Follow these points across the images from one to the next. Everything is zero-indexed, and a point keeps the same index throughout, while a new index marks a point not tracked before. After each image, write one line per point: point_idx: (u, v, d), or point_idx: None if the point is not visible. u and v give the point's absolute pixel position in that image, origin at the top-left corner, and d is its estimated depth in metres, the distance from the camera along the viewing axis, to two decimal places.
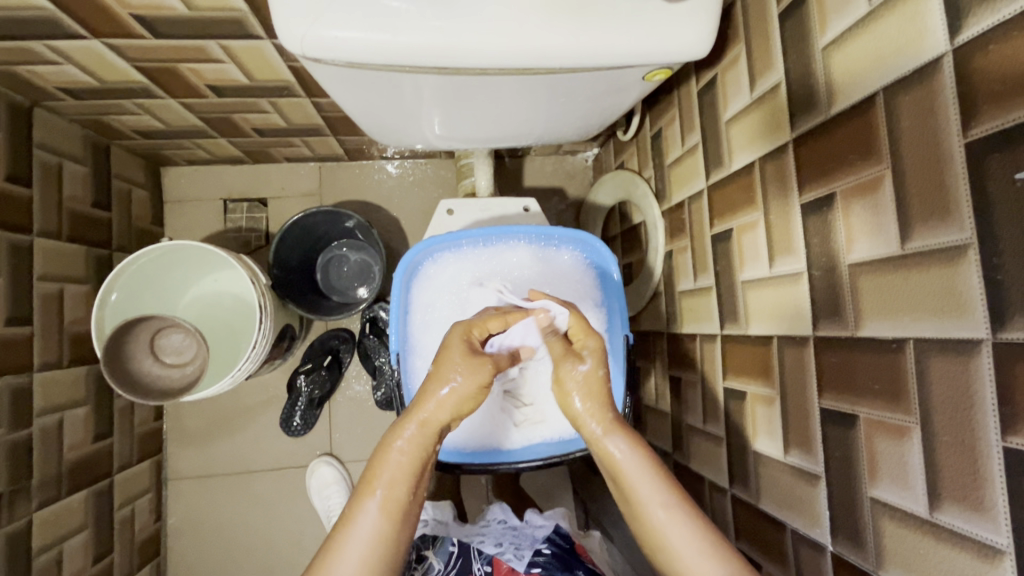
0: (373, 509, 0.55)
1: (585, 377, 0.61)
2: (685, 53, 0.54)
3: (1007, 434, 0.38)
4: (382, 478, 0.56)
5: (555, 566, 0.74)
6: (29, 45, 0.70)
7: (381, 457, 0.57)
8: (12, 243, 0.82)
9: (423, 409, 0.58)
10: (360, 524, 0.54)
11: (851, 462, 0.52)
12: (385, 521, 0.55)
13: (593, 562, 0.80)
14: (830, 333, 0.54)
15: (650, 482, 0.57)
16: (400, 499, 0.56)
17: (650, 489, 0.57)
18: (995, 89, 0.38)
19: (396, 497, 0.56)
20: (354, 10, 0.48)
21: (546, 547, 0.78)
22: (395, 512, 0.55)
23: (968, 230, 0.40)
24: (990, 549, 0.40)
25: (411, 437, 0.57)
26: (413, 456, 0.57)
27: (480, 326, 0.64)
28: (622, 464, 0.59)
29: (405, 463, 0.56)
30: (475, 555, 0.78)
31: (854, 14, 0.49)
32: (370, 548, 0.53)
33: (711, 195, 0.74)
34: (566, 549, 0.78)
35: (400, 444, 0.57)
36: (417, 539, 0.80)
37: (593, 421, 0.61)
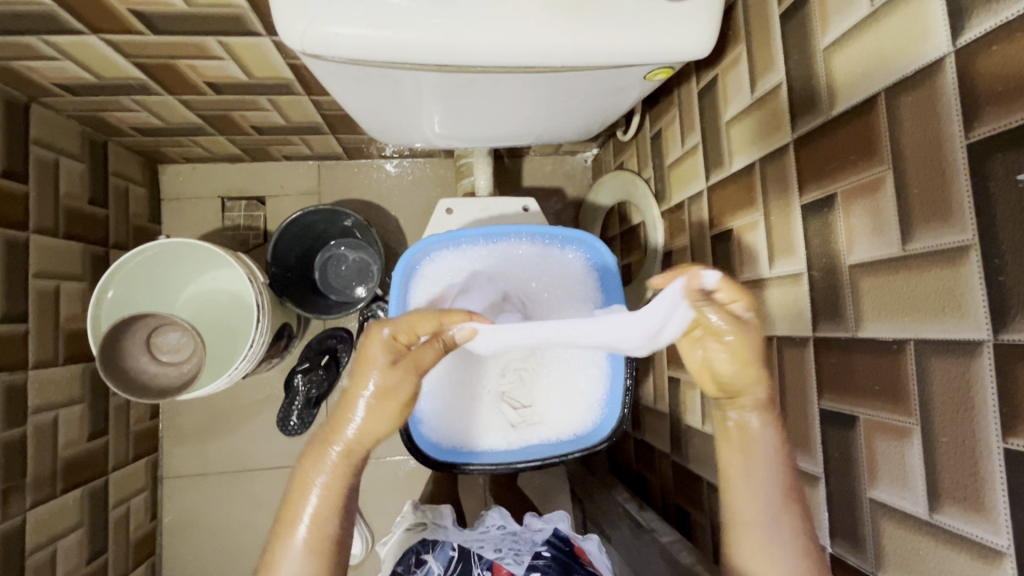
0: (293, 552, 0.55)
1: (736, 347, 0.56)
2: (687, 52, 0.54)
3: (1007, 435, 0.38)
4: (303, 518, 0.57)
5: (554, 571, 0.74)
6: (26, 40, 0.69)
7: (298, 497, 0.58)
8: (7, 240, 0.82)
9: (339, 441, 0.58)
10: (282, 569, 0.55)
11: (850, 463, 0.52)
12: (308, 560, 0.55)
13: (593, 565, 0.79)
14: (830, 334, 0.54)
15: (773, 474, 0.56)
16: (326, 534, 0.56)
17: (771, 474, 0.56)
18: (998, 90, 0.38)
19: (319, 533, 0.56)
20: (355, 7, 0.48)
21: (545, 551, 0.78)
22: (320, 550, 0.56)
23: (969, 231, 0.40)
24: (989, 550, 0.40)
25: (330, 470, 0.58)
26: (332, 489, 0.57)
27: (407, 330, 0.58)
28: (751, 443, 0.57)
29: (325, 498, 0.57)
30: (475, 559, 0.77)
31: (856, 15, 0.49)
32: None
33: (711, 196, 0.74)
34: (565, 551, 0.78)
35: (318, 479, 0.57)
36: (416, 544, 0.80)
37: (753, 389, 0.57)
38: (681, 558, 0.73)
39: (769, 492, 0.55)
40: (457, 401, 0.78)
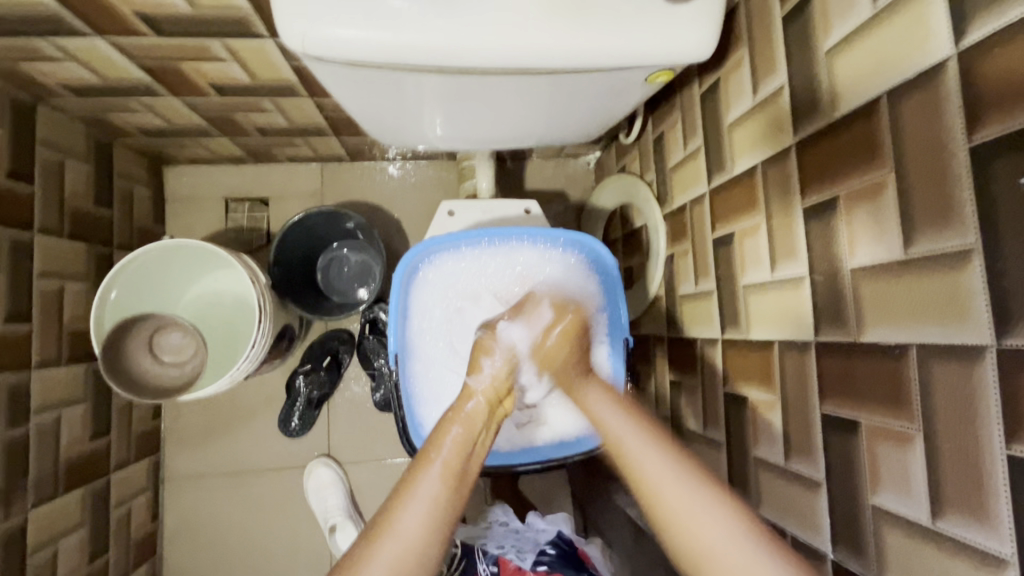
0: (417, 504, 0.56)
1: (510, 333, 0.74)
2: (689, 54, 0.54)
3: (1011, 442, 0.37)
4: (427, 477, 0.58)
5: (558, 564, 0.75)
6: (33, 42, 0.70)
7: (427, 454, 0.60)
8: (13, 240, 0.82)
9: (461, 417, 0.64)
10: (405, 517, 0.55)
11: (852, 469, 0.51)
12: (443, 490, 0.58)
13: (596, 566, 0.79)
14: (832, 338, 0.53)
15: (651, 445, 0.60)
16: (444, 494, 0.58)
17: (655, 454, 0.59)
18: (1000, 92, 0.37)
19: (452, 465, 0.60)
20: (356, 9, 0.48)
21: (549, 548, 0.78)
22: (437, 509, 0.57)
23: (972, 235, 0.40)
24: (992, 559, 0.39)
25: (456, 438, 0.62)
26: (456, 455, 0.61)
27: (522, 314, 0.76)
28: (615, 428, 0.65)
29: (450, 464, 0.60)
30: (480, 555, 0.79)
31: (858, 19, 0.49)
32: (411, 541, 0.54)
33: (713, 199, 0.74)
34: (568, 550, 0.79)
35: (445, 443, 0.61)
36: None
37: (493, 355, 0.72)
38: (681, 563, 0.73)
39: (637, 439, 0.61)
40: None
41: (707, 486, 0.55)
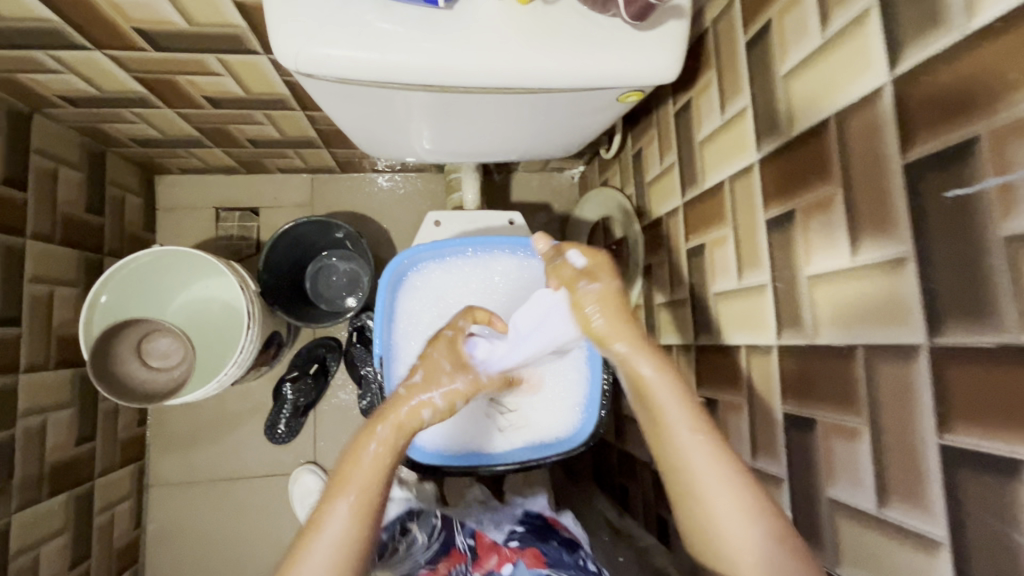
0: (324, 546, 0.52)
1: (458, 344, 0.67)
2: (656, 75, 0.58)
3: (943, 432, 0.41)
4: (335, 516, 0.54)
5: (530, 538, 0.73)
6: (33, 55, 0.73)
7: (334, 488, 0.55)
8: (5, 246, 0.84)
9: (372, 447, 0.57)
10: (310, 563, 0.51)
11: (810, 464, 0.55)
12: (354, 525, 0.54)
13: (569, 531, 0.80)
14: (791, 341, 0.57)
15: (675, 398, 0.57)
16: (355, 533, 0.53)
17: (705, 466, 0.55)
18: (928, 115, 0.41)
19: (368, 498, 0.55)
20: (346, 29, 0.51)
21: (521, 526, 0.77)
22: (349, 546, 0.53)
23: (906, 243, 0.43)
24: (929, 541, 0.42)
25: (370, 465, 0.56)
26: (365, 492, 0.55)
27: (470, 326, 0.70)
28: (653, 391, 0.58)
29: (359, 497, 0.55)
30: (458, 529, 0.78)
31: (810, 46, 0.53)
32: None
33: (686, 212, 0.77)
34: (539, 524, 0.78)
35: (351, 483, 0.55)
36: (402, 512, 0.81)
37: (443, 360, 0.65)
38: (654, 560, 0.78)
39: (676, 412, 0.57)
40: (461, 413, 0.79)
41: (739, 481, 0.54)
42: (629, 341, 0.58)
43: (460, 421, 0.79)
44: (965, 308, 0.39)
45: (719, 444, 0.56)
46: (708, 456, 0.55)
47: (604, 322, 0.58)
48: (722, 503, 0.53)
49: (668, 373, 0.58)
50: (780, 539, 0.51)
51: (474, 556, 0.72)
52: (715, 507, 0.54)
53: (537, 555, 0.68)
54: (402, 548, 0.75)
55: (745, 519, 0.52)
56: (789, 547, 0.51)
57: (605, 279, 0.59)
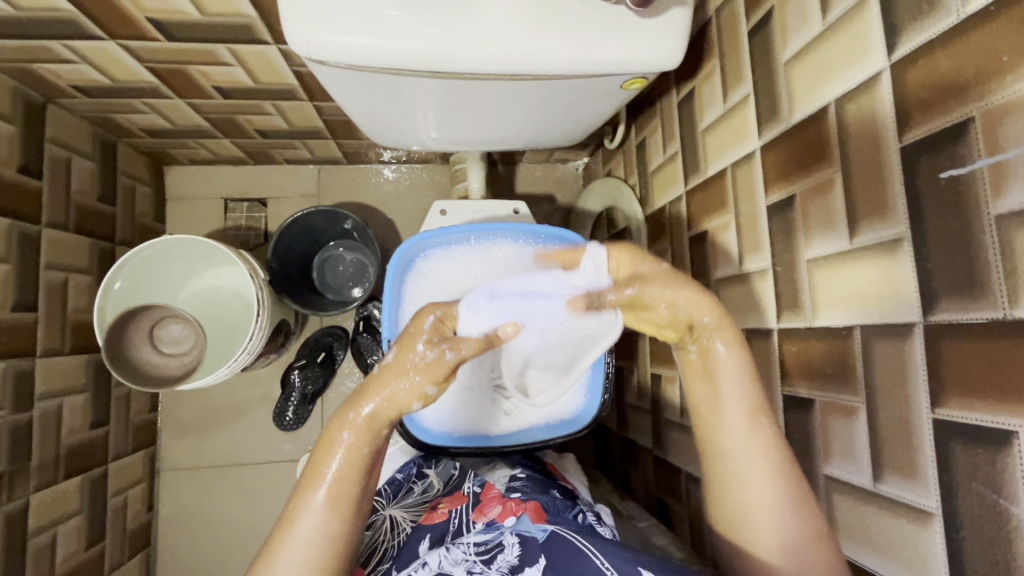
0: (299, 538, 0.55)
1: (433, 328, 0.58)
2: (659, 62, 0.59)
3: (936, 407, 0.42)
4: (309, 509, 0.56)
5: (530, 490, 0.72)
6: (48, 44, 0.74)
7: (310, 484, 0.56)
8: (22, 233, 0.86)
9: (341, 448, 0.56)
10: (286, 556, 0.54)
11: (808, 443, 0.56)
12: (328, 517, 0.56)
13: (567, 482, 0.82)
14: (791, 324, 0.58)
15: (737, 394, 0.56)
16: (329, 529, 0.56)
17: (750, 456, 0.54)
18: (922, 98, 0.42)
19: (342, 493, 0.56)
20: (356, 17, 0.53)
21: (521, 474, 0.76)
22: (324, 539, 0.56)
23: (902, 224, 0.45)
24: (921, 513, 0.44)
25: (340, 465, 0.56)
26: (339, 491, 0.56)
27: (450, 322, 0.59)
28: (717, 367, 0.57)
29: (332, 494, 0.56)
30: (469, 478, 0.78)
31: (810, 32, 0.54)
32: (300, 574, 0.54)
33: (690, 199, 0.79)
34: (538, 474, 0.78)
35: (326, 480, 0.56)
36: (421, 458, 0.86)
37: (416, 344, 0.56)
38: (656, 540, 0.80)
39: (734, 416, 0.56)
40: (467, 399, 0.81)
41: (779, 474, 0.53)
42: (716, 313, 0.56)
43: (466, 404, 0.80)
44: (958, 286, 0.40)
45: (773, 440, 0.55)
46: (757, 454, 0.54)
47: (674, 310, 0.56)
48: (757, 495, 0.53)
49: (741, 359, 0.57)
50: (799, 532, 0.52)
51: (477, 502, 0.70)
52: (744, 498, 0.54)
53: (541, 510, 0.66)
54: (416, 489, 0.80)
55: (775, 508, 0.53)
56: (789, 521, 0.52)
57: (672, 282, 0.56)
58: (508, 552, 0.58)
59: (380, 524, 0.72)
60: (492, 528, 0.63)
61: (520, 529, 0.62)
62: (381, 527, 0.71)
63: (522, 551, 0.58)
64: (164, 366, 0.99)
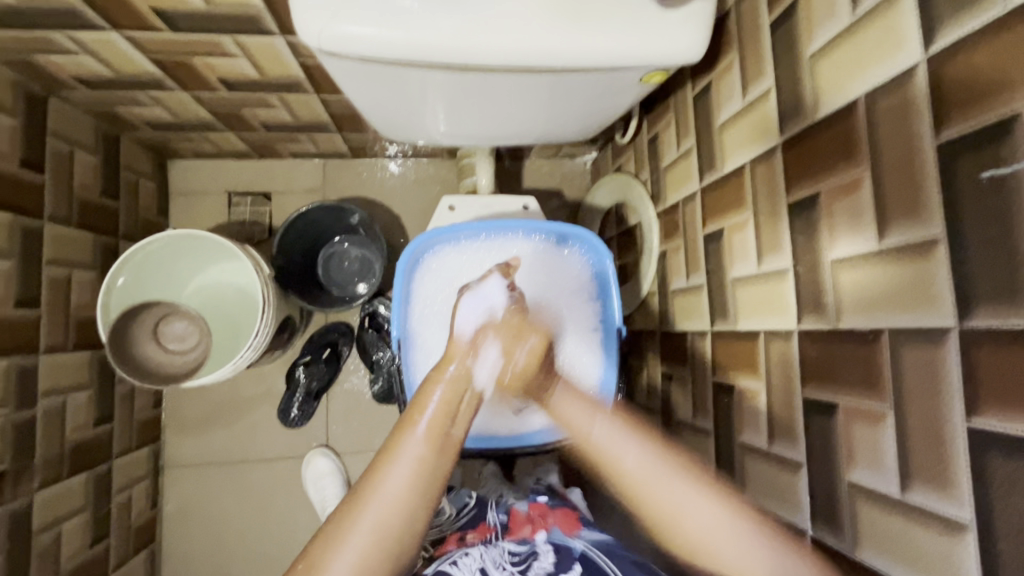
0: (403, 461, 0.59)
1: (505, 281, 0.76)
2: (680, 56, 0.57)
3: (972, 415, 0.41)
4: (411, 439, 0.61)
5: (555, 505, 0.75)
6: (50, 35, 0.72)
7: (412, 417, 0.62)
8: (24, 228, 0.84)
9: (442, 382, 0.65)
10: (389, 477, 0.58)
11: (829, 450, 0.55)
12: (427, 450, 0.60)
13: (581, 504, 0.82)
14: (813, 326, 0.56)
15: (622, 437, 0.66)
16: (426, 459, 0.60)
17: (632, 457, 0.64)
18: (962, 94, 0.41)
19: (439, 426, 0.62)
20: (369, 8, 0.51)
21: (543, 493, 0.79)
22: (422, 469, 0.59)
23: (937, 225, 0.43)
24: (953, 524, 0.42)
25: (438, 402, 0.64)
26: (441, 416, 0.63)
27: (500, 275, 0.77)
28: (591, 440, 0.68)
29: (431, 429, 0.61)
30: (489, 505, 0.77)
31: (839, 25, 0.52)
32: (396, 501, 0.57)
33: (704, 197, 0.77)
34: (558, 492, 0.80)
35: (428, 411, 0.63)
36: None
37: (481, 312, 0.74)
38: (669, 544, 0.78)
39: (631, 456, 0.64)
40: None
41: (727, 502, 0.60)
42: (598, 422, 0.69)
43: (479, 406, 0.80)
44: (998, 291, 0.39)
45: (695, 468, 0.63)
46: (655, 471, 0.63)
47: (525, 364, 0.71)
48: (702, 523, 0.59)
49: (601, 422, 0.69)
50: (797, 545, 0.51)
51: (505, 527, 0.70)
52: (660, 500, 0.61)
53: (570, 517, 0.70)
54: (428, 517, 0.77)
55: (717, 526, 0.58)
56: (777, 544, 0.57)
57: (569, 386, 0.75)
58: (544, 557, 0.60)
59: None
60: (525, 540, 0.64)
61: (553, 538, 0.64)
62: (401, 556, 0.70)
63: (557, 557, 0.60)
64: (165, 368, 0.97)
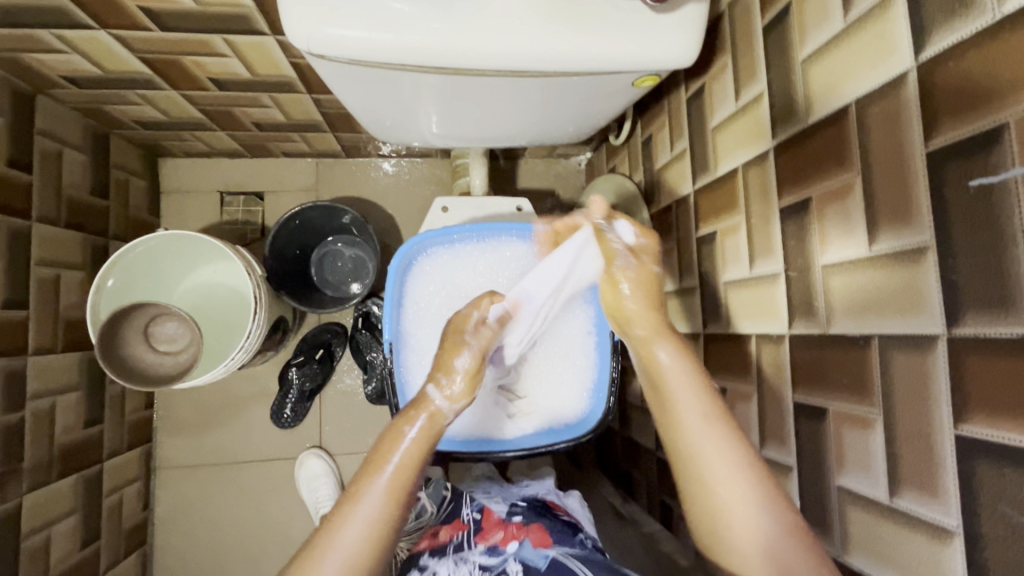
0: (359, 518, 0.55)
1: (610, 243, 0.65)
2: (672, 60, 0.57)
3: (959, 422, 0.41)
4: (371, 493, 0.57)
5: (533, 514, 0.71)
6: (37, 34, 0.72)
7: (375, 465, 0.58)
8: (11, 229, 0.84)
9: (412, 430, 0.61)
10: (345, 533, 0.55)
11: (820, 454, 0.55)
12: (386, 505, 0.57)
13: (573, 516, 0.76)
14: (804, 330, 0.56)
15: (707, 433, 0.56)
16: (387, 514, 0.56)
17: (694, 416, 0.58)
18: (952, 101, 0.41)
19: (402, 480, 0.58)
20: (359, 11, 0.51)
21: (522, 502, 0.74)
22: (379, 525, 0.56)
23: (927, 232, 0.43)
24: (941, 530, 0.43)
25: (405, 453, 0.59)
26: (405, 470, 0.59)
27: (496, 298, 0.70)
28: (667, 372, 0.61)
29: (394, 483, 0.58)
30: (467, 501, 0.76)
31: (830, 30, 0.52)
32: (351, 560, 0.53)
33: (697, 199, 0.77)
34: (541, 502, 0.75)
35: (393, 460, 0.59)
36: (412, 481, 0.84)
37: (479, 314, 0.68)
38: (661, 546, 0.80)
39: (720, 454, 0.55)
40: None
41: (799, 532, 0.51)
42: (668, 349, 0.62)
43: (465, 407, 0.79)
44: (986, 299, 0.39)
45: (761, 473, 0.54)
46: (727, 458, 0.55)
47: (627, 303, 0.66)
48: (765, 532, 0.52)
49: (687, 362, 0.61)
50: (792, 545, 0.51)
51: (478, 528, 0.69)
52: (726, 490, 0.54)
53: (545, 533, 0.66)
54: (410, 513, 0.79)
55: (785, 537, 0.51)
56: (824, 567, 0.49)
57: (675, 341, 0.62)
58: None
59: None
60: (496, 551, 0.64)
61: (523, 556, 0.62)
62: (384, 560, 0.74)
63: None
64: (153, 368, 0.95)
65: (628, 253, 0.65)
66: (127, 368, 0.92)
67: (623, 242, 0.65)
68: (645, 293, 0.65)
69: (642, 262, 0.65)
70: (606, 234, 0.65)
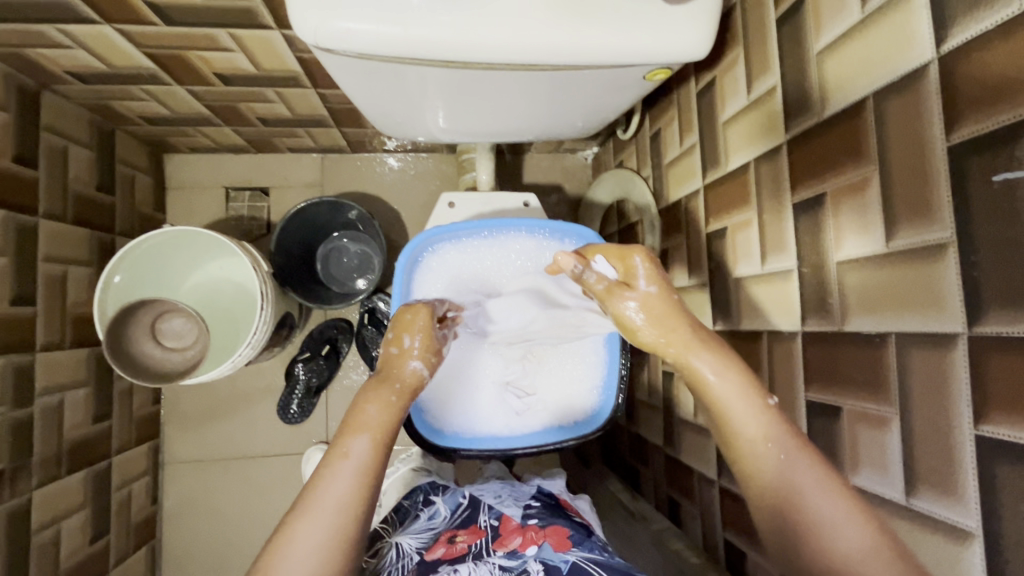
0: (341, 475, 0.54)
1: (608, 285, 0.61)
2: (685, 53, 0.56)
3: (979, 422, 0.40)
4: (349, 451, 0.56)
5: (548, 515, 0.72)
6: (42, 29, 0.71)
7: (351, 426, 0.57)
8: (18, 225, 0.83)
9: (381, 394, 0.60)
10: (327, 492, 0.53)
11: (833, 452, 0.54)
12: (368, 460, 0.56)
13: (581, 515, 0.79)
14: (817, 327, 0.56)
15: (771, 445, 0.51)
16: (367, 470, 0.55)
17: (754, 424, 0.53)
18: (976, 94, 0.40)
19: (379, 435, 0.57)
20: (367, 4, 0.50)
21: (535, 502, 0.76)
22: (363, 479, 0.55)
23: (948, 228, 0.42)
24: (960, 531, 0.42)
25: (382, 408, 0.59)
26: (381, 426, 0.58)
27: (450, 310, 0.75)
28: (711, 382, 0.56)
29: (373, 439, 0.57)
30: (484, 508, 0.76)
31: (848, 21, 0.51)
32: (338, 517, 0.53)
33: (707, 194, 0.76)
34: (554, 503, 0.77)
35: (368, 419, 0.58)
36: (428, 488, 0.84)
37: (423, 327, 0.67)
38: (671, 544, 0.79)
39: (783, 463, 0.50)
40: (472, 394, 0.80)
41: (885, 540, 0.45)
42: (710, 357, 0.56)
43: (475, 404, 0.80)
44: (1008, 297, 0.38)
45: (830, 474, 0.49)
46: (810, 479, 0.49)
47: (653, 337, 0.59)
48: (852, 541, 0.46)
49: (734, 372, 0.55)
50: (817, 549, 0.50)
51: (496, 534, 0.69)
52: (817, 509, 0.47)
53: (562, 535, 0.67)
54: (423, 515, 0.78)
55: (870, 559, 0.45)
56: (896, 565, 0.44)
57: (714, 351, 0.57)
58: None
59: (387, 552, 0.70)
60: (515, 554, 0.64)
61: (543, 557, 0.63)
62: (388, 555, 0.69)
63: None
64: (157, 364, 0.95)
65: (623, 289, 0.60)
66: (127, 361, 0.91)
67: (607, 275, 0.62)
68: (664, 312, 0.59)
69: (642, 290, 0.60)
70: (589, 277, 0.61)
